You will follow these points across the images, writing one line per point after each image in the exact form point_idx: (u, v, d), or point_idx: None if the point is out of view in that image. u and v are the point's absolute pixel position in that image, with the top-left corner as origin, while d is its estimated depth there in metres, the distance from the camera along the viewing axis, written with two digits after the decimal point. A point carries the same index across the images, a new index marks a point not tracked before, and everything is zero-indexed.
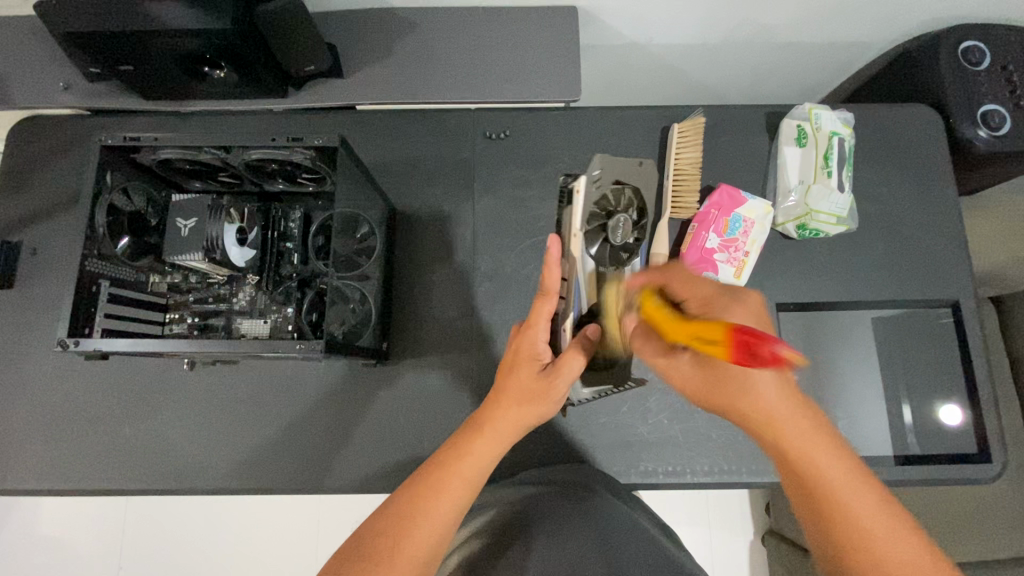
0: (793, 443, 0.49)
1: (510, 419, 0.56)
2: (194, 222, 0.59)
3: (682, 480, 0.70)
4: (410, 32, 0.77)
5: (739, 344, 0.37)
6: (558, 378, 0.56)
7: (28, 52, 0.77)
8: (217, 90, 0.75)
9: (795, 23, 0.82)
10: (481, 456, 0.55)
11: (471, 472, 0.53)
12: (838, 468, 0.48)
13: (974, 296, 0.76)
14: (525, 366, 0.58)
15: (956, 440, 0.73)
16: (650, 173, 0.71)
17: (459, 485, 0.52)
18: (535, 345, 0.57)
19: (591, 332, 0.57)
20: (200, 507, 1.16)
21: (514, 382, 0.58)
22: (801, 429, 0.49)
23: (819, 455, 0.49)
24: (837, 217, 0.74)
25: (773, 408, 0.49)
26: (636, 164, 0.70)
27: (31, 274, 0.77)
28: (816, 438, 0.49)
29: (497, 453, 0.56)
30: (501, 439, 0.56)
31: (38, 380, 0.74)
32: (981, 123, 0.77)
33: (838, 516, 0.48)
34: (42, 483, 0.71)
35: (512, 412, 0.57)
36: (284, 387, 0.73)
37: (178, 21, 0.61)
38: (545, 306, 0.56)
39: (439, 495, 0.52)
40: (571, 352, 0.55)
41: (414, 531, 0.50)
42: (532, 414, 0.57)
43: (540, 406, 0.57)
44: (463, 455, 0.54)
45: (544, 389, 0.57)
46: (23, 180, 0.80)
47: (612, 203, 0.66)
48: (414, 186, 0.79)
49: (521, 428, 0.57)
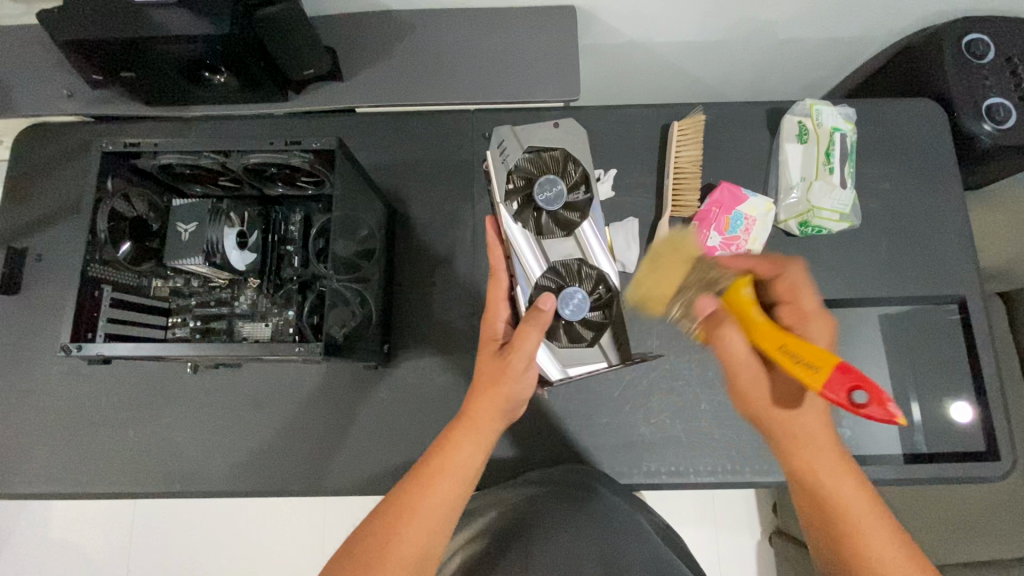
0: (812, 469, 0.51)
1: (482, 406, 0.55)
2: (195, 226, 0.60)
3: (684, 481, 0.69)
4: (410, 34, 0.77)
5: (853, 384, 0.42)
6: (516, 356, 0.55)
7: (32, 60, 0.78)
8: (219, 95, 0.75)
9: (796, 18, 0.81)
10: (457, 447, 0.54)
11: (453, 464, 0.53)
12: (857, 495, 0.50)
13: (982, 292, 0.75)
14: (487, 349, 0.58)
15: (964, 437, 0.72)
16: (573, 129, 0.62)
17: (444, 480, 0.52)
18: (495, 326, 0.59)
19: (544, 304, 0.55)
20: (208, 512, 1.17)
21: (484, 367, 0.57)
22: (824, 461, 0.51)
23: (837, 481, 0.51)
24: (840, 214, 0.74)
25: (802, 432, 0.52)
26: (553, 127, 0.62)
27: (37, 279, 0.78)
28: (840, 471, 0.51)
29: (477, 439, 0.54)
30: (476, 426, 0.55)
31: (43, 385, 0.75)
32: (986, 117, 0.77)
33: (844, 527, 0.49)
34: (49, 487, 0.72)
35: (485, 396, 0.55)
36: (286, 389, 0.73)
37: (178, 26, 0.62)
38: (497, 288, 0.60)
39: (427, 490, 0.51)
40: (523, 326, 0.54)
41: (404, 531, 0.49)
42: (502, 396, 0.55)
43: (511, 386, 0.55)
44: (444, 449, 0.54)
45: (507, 368, 0.55)
46: (28, 187, 0.81)
47: (536, 169, 0.59)
48: (414, 188, 0.79)
49: (497, 412, 0.55)
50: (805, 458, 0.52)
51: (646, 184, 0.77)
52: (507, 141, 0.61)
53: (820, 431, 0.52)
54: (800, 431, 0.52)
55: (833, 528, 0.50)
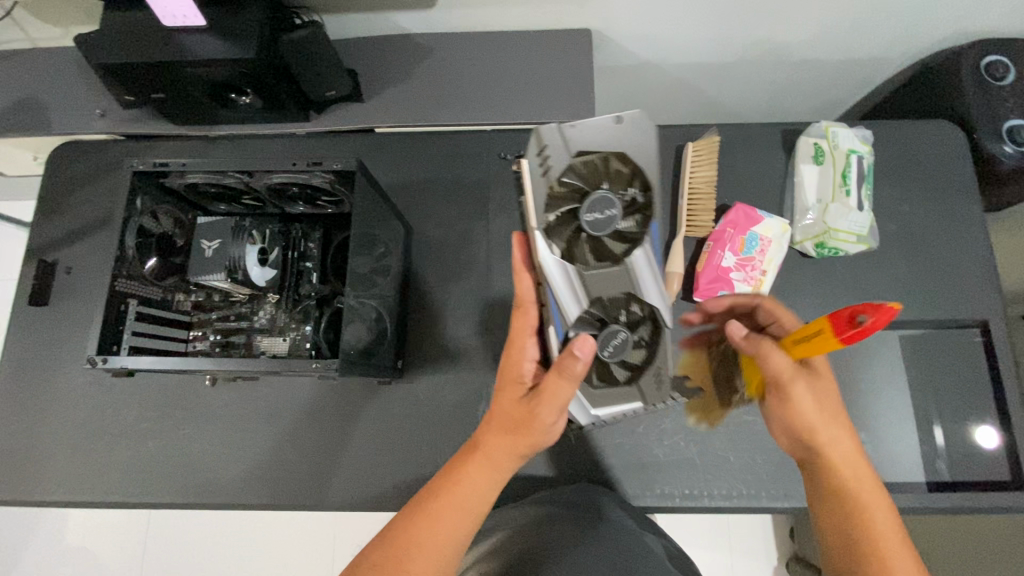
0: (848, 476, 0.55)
1: (498, 448, 0.55)
2: (218, 243, 0.62)
3: (698, 504, 0.68)
4: (428, 57, 0.80)
5: (844, 321, 0.47)
6: (540, 406, 0.53)
7: (68, 82, 0.81)
8: (243, 115, 0.78)
9: (811, 40, 0.82)
10: (469, 485, 0.53)
11: (462, 502, 0.53)
12: (878, 500, 0.54)
13: (1004, 316, 0.74)
14: (510, 389, 0.56)
15: (988, 465, 0.70)
16: (635, 124, 0.51)
17: (453, 516, 0.52)
18: (521, 365, 0.56)
19: (578, 352, 0.50)
20: (220, 523, 1.18)
21: (503, 406, 0.56)
22: (860, 470, 0.55)
23: (870, 490, 0.54)
24: (857, 236, 0.73)
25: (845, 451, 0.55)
26: (612, 121, 0.51)
27: (65, 291, 0.81)
28: (877, 492, 0.54)
29: (488, 479, 0.54)
30: (493, 467, 0.54)
31: (67, 395, 0.77)
32: (1007, 139, 0.76)
33: (861, 522, 0.53)
34: (69, 496, 0.73)
35: (500, 438, 0.55)
36: (301, 402, 0.74)
37: (206, 50, 0.65)
38: (525, 319, 0.56)
39: (429, 524, 0.52)
40: (553, 376, 0.51)
41: (407, 564, 0.50)
42: (522, 442, 0.54)
43: (531, 433, 0.54)
44: (455, 484, 0.54)
45: (529, 413, 0.54)
46: (60, 202, 0.84)
47: (583, 183, 0.52)
48: (430, 206, 0.80)
49: (515, 455, 0.55)
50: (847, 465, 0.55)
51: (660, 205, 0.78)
52: (552, 149, 0.51)
53: (850, 439, 0.56)
54: (840, 438, 0.55)
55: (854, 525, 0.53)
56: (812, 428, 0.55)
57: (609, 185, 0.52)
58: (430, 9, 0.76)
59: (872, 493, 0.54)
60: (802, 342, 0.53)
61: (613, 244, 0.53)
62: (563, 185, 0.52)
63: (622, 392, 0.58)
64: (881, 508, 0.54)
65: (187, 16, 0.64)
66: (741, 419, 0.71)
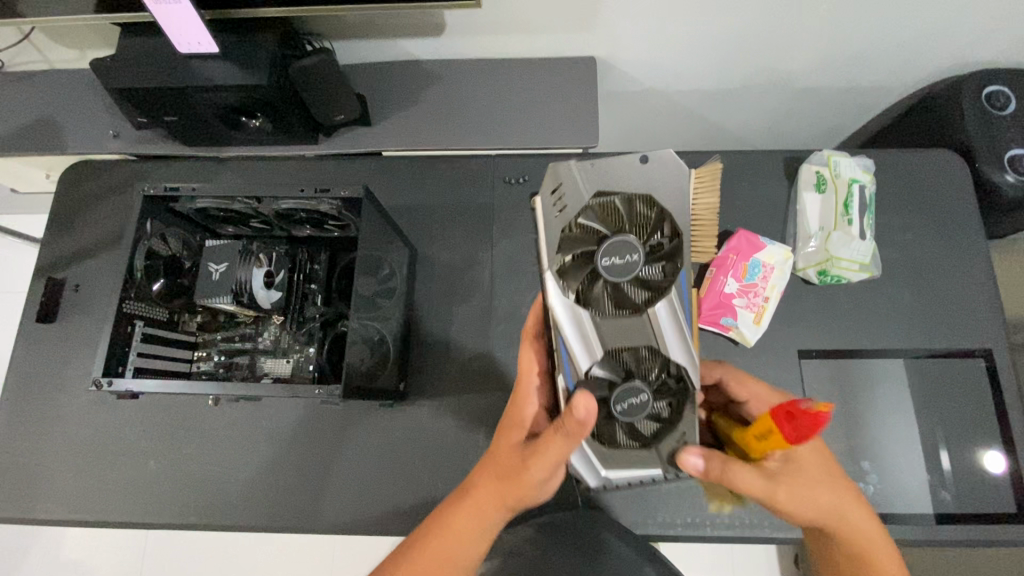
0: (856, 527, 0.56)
1: (488, 497, 0.54)
2: (225, 266, 0.62)
3: (700, 533, 0.68)
4: (436, 83, 0.81)
5: (781, 417, 0.46)
6: (533, 462, 0.50)
7: (84, 104, 0.83)
8: (253, 138, 0.79)
9: (812, 69, 0.83)
10: (454, 534, 0.54)
11: (445, 550, 0.54)
12: (880, 542, 0.56)
13: (1008, 346, 0.74)
14: (510, 434, 0.54)
15: (994, 497, 0.69)
16: (664, 164, 0.46)
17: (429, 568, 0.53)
18: (523, 409, 0.54)
19: (578, 412, 0.44)
20: (218, 542, 1.17)
21: (501, 451, 0.54)
22: (865, 519, 0.56)
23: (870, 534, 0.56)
24: (860, 264, 0.74)
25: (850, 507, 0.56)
26: (637, 161, 0.47)
27: (72, 309, 0.81)
28: (879, 536, 0.56)
29: (475, 530, 0.54)
30: (480, 517, 0.54)
31: (71, 413, 0.77)
32: (1008, 168, 0.77)
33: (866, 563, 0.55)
34: (69, 515, 0.73)
35: (491, 487, 0.54)
36: (303, 423, 0.74)
37: (220, 77, 0.66)
38: (530, 363, 0.54)
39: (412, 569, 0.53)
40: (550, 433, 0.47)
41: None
42: (512, 495, 0.53)
43: (523, 488, 0.52)
44: (444, 530, 0.54)
45: (523, 465, 0.51)
46: (71, 221, 0.85)
47: (602, 224, 0.46)
48: (434, 229, 0.81)
49: (503, 506, 0.54)
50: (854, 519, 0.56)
51: None
52: (568, 187, 0.46)
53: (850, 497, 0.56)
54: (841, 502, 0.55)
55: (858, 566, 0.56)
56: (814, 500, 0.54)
57: (631, 231, 0.46)
58: (439, 37, 0.78)
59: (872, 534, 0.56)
60: (756, 441, 0.51)
61: (635, 291, 0.47)
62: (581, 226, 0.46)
63: (648, 457, 0.49)
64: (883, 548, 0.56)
65: (202, 43, 0.65)
66: None
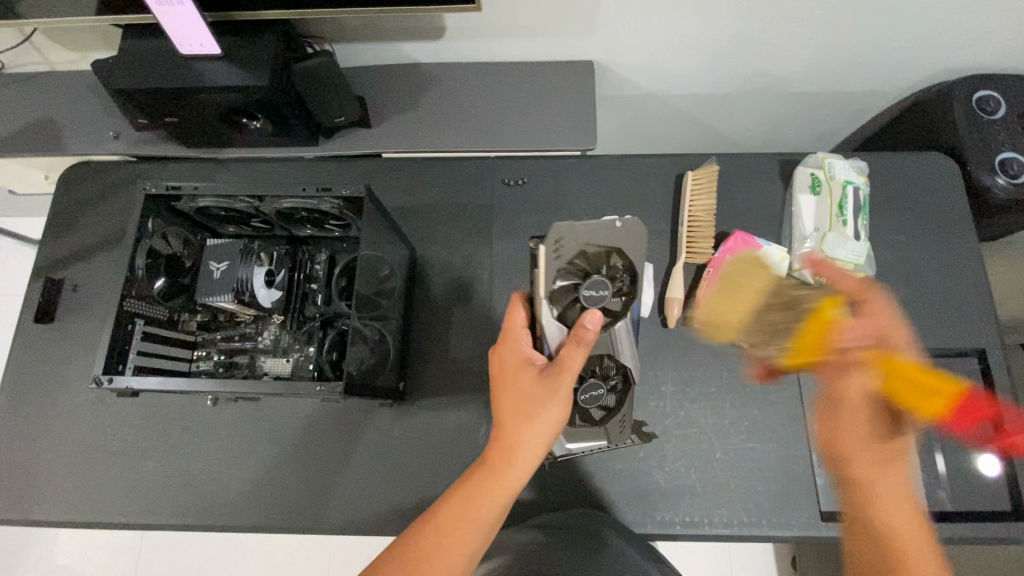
0: (894, 529, 0.56)
1: (521, 437, 0.53)
2: (226, 265, 0.64)
3: (699, 532, 0.68)
4: (436, 85, 0.82)
5: None
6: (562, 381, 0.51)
7: (85, 105, 0.83)
8: (254, 139, 0.79)
9: (807, 74, 0.84)
10: (495, 490, 0.52)
11: (482, 511, 0.52)
12: (910, 517, 0.57)
13: (1001, 345, 0.75)
14: (522, 374, 0.54)
15: (989, 495, 0.70)
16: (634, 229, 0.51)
17: (465, 532, 0.51)
18: (520, 352, 0.55)
19: (589, 323, 0.50)
20: (213, 544, 1.16)
21: (515, 394, 0.54)
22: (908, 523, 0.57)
23: (900, 511, 0.57)
24: (855, 265, 0.74)
25: (890, 502, 0.58)
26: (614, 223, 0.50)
27: (70, 309, 0.81)
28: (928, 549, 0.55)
29: (506, 482, 0.52)
30: (514, 462, 0.53)
31: (69, 413, 0.77)
32: (999, 171, 0.78)
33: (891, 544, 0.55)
34: (65, 515, 0.73)
35: (517, 431, 0.53)
36: (303, 423, 0.74)
37: (222, 78, 0.67)
38: (514, 322, 0.56)
39: (437, 538, 0.50)
40: (570, 348, 0.50)
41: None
42: (547, 423, 0.52)
43: (552, 414, 0.52)
44: (472, 496, 0.52)
45: (545, 396, 0.52)
46: (70, 221, 0.85)
47: (588, 270, 0.51)
48: (434, 229, 0.81)
49: (541, 438, 0.53)
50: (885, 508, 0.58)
51: (660, 232, 0.79)
52: (563, 237, 0.50)
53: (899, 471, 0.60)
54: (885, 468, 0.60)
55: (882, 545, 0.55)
56: (881, 487, 0.59)
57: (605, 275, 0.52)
58: (439, 40, 0.79)
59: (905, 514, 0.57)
60: None
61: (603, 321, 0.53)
62: (572, 266, 0.51)
63: (595, 429, 0.62)
64: (913, 529, 0.56)
65: (204, 44, 0.65)
66: (742, 446, 0.71)
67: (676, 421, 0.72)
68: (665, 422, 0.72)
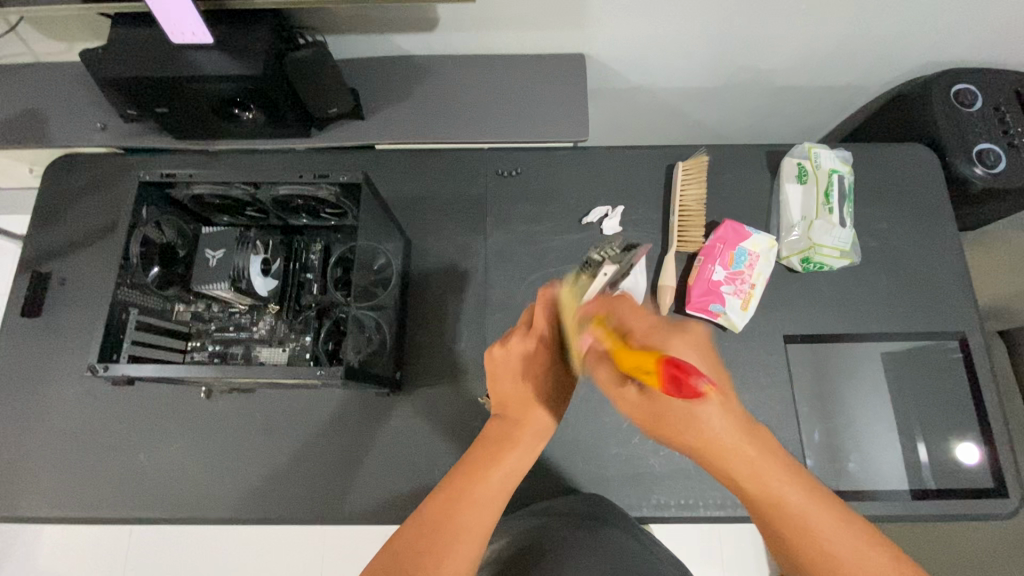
0: (768, 492, 0.45)
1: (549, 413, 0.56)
2: (222, 253, 0.62)
3: (694, 514, 0.69)
4: (430, 78, 0.83)
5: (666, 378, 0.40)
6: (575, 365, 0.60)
7: (71, 97, 0.82)
8: (246, 131, 0.79)
9: (792, 67, 0.86)
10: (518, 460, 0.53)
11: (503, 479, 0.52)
12: (792, 494, 0.45)
13: (981, 329, 0.77)
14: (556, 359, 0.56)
15: (971, 473, 0.72)
16: None
17: (489, 499, 0.50)
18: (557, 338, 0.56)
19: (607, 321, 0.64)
20: (202, 544, 1.15)
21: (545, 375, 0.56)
22: (780, 477, 0.45)
23: (783, 487, 0.45)
24: (840, 251, 0.76)
25: (749, 458, 0.45)
26: None
27: (57, 303, 0.80)
28: (812, 498, 0.45)
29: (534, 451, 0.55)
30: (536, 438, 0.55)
31: (57, 408, 0.76)
32: (977, 161, 0.80)
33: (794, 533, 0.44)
34: (55, 511, 0.72)
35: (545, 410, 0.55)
36: (298, 414, 0.74)
37: (214, 67, 0.67)
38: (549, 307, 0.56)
39: (467, 507, 0.49)
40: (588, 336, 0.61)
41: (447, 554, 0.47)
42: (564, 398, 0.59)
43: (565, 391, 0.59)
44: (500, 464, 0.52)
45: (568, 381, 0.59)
46: (56, 214, 0.84)
47: None
48: (428, 220, 0.82)
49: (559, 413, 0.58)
50: (745, 477, 0.45)
51: (651, 222, 0.80)
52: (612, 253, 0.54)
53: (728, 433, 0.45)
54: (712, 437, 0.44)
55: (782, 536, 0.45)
56: (714, 438, 0.44)
57: None
58: (431, 32, 0.79)
59: (791, 491, 0.45)
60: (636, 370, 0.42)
61: None
62: None
63: None
64: (817, 508, 0.45)
65: (196, 33, 0.65)
66: None
67: None
68: None
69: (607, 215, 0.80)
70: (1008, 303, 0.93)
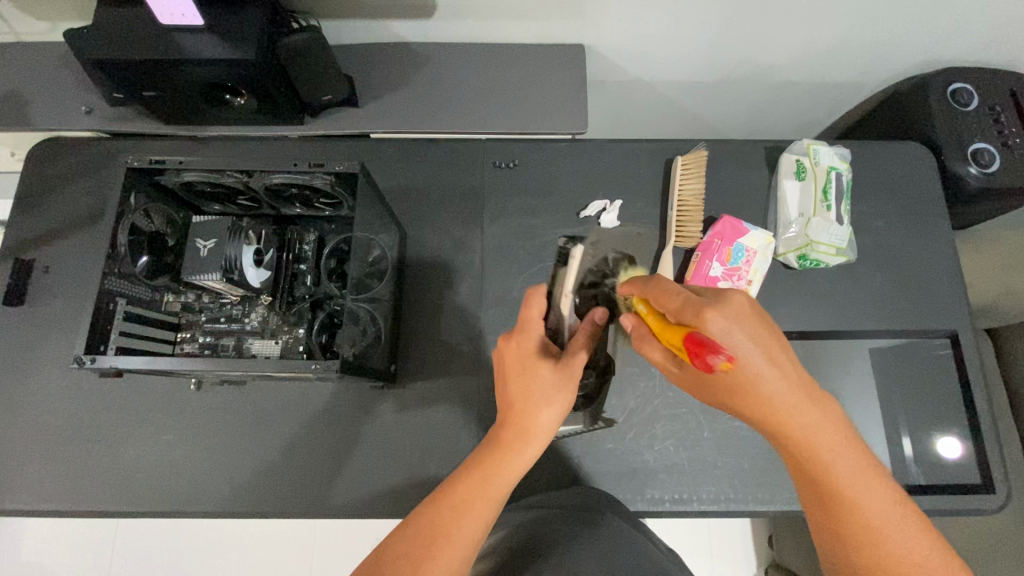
0: (822, 462, 0.47)
1: (543, 420, 0.55)
2: (213, 242, 0.60)
3: (687, 508, 0.69)
4: (426, 66, 0.81)
5: None
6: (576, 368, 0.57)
7: (55, 78, 0.80)
8: (238, 117, 0.77)
9: (792, 62, 0.86)
10: (511, 472, 0.53)
11: (496, 489, 0.52)
12: (846, 462, 0.47)
13: (971, 327, 0.78)
14: (539, 364, 0.57)
15: (959, 470, 0.73)
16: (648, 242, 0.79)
17: (483, 508, 0.50)
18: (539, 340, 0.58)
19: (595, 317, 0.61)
20: (191, 534, 1.14)
21: (530, 381, 0.56)
22: (830, 447, 0.47)
23: (835, 455, 0.47)
24: (836, 249, 0.77)
25: (810, 427, 0.47)
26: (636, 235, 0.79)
27: (41, 291, 0.78)
28: (860, 468, 0.47)
29: (523, 459, 0.54)
30: (525, 449, 0.54)
31: (42, 398, 0.74)
32: (971, 161, 0.81)
33: (843, 505, 0.47)
34: (39, 503, 0.70)
35: (534, 416, 0.55)
36: (289, 406, 0.73)
37: (203, 49, 0.64)
38: (534, 306, 0.58)
39: (460, 517, 0.49)
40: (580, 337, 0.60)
41: (436, 555, 0.47)
42: (566, 404, 0.56)
43: (565, 400, 0.56)
44: (491, 476, 0.52)
45: (564, 383, 0.56)
46: (39, 199, 0.82)
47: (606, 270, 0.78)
48: (423, 211, 0.81)
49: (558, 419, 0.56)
50: (799, 448, 0.47)
51: (649, 216, 0.80)
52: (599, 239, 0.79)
53: (799, 409, 0.46)
54: (784, 411, 0.46)
55: (829, 510, 0.47)
56: (782, 416, 0.47)
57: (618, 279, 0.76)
58: (427, 19, 0.77)
59: (843, 460, 0.47)
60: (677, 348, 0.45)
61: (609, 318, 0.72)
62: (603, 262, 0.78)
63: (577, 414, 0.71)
64: (865, 478, 0.47)
65: (186, 15, 0.64)
66: (730, 425, 0.72)
67: (665, 401, 0.73)
68: (654, 402, 0.73)
69: (604, 209, 0.80)
70: (998, 302, 0.94)
